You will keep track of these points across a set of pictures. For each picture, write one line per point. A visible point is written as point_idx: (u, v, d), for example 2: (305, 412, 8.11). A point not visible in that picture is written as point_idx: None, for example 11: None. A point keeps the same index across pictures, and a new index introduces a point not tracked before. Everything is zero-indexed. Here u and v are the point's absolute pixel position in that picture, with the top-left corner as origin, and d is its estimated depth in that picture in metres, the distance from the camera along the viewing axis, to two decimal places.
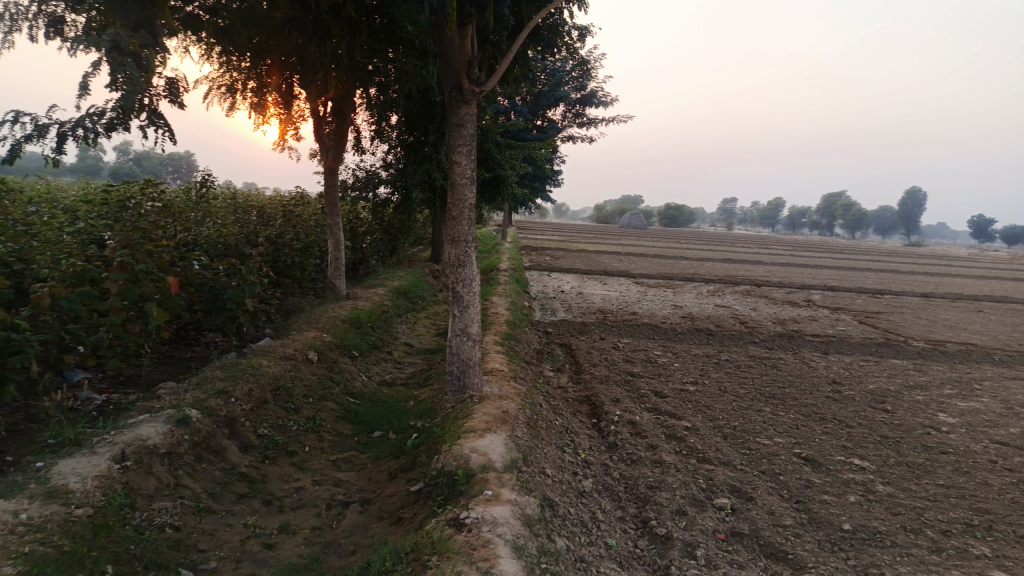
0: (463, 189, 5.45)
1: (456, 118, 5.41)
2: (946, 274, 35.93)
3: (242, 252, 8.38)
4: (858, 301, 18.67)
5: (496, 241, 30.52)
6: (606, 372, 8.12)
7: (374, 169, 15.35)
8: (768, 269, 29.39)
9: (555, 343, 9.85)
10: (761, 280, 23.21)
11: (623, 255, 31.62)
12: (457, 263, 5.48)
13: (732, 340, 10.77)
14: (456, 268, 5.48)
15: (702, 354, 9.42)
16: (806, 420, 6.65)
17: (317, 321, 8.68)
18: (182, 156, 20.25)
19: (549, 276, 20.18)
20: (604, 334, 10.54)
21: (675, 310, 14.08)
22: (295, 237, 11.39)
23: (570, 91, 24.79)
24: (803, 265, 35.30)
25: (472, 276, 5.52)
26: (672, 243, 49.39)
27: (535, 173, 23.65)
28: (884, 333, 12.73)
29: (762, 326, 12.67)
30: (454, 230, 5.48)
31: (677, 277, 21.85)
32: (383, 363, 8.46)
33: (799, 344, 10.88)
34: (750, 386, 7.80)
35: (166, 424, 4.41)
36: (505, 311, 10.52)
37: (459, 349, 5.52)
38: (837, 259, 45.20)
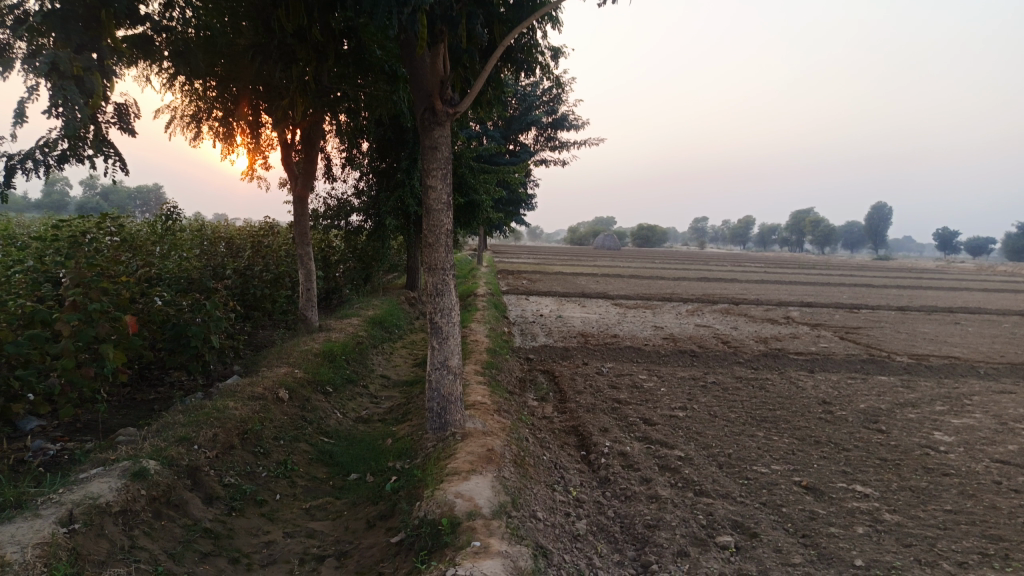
0: (439, 214, 5.17)
1: (430, 141, 5.15)
2: (917, 286, 36.30)
3: (208, 286, 8.00)
4: (837, 317, 18.64)
5: (472, 265, 30.24)
6: (591, 399, 7.84)
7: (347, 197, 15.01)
8: (744, 286, 29.42)
9: (537, 370, 9.56)
10: (739, 298, 23.17)
11: (599, 277, 31.48)
12: (434, 292, 5.18)
13: (717, 360, 10.57)
14: (434, 297, 5.19)
15: (688, 378, 9.18)
16: (801, 444, 6.41)
17: (288, 355, 8.30)
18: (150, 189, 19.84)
19: (527, 300, 19.92)
20: (586, 358, 10.27)
21: (656, 332, 13.87)
22: (265, 269, 11.02)
23: (541, 115, 24.78)
24: (778, 281, 35.45)
25: (451, 305, 5.22)
26: (647, 263, 49.58)
27: (509, 196, 23.48)
28: (866, 348, 12.62)
29: (745, 345, 12.50)
30: (430, 257, 5.18)
31: (655, 297, 21.73)
32: (359, 397, 8.10)
33: (784, 363, 10.70)
34: (740, 409, 7.56)
35: (120, 479, 4.02)
36: (484, 338, 10.22)
37: (439, 384, 5.20)
38: (810, 275, 45.60)
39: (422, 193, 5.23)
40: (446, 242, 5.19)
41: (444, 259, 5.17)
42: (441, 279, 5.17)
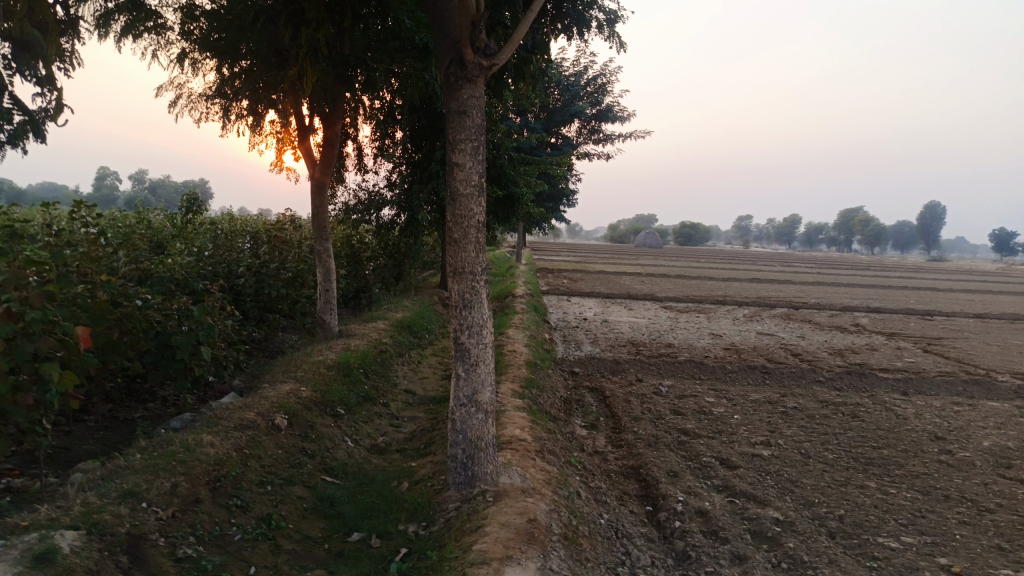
0: (469, 198, 3.93)
1: (457, 104, 3.90)
2: (988, 290, 33.75)
3: (205, 290, 6.90)
4: (911, 325, 16.85)
5: (511, 262, 28.93)
6: (652, 429, 6.52)
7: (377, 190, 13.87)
8: (801, 288, 27.52)
9: (584, 388, 8.25)
10: (797, 302, 21.49)
11: (645, 277, 30.03)
12: (462, 301, 3.94)
13: (792, 379, 9.13)
14: (460, 310, 3.95)
15: (763, 403, 7.76)
16: (929, 502, 5.01)
17: (296, 369, 7.13)
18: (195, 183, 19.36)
19: (569, 302, 18.57)
20: (640, 374, 8.91)
21: (714, 341, 12.42)
22: (283, 266, 9.94)
23: (585, 106, 23.36)
24: (833, 282, 33.41)
25: (482, 320, 3.98)
26: (692, 263, 47.71)
27: (551, 191, 22.11)
28: (960, 365, 10.97)
29: (820, 359, 10.97)
30: (456, 256, 3.95)
31: (707, 300, 20.20)
32: (378, 419, 6.90)
33: (870, 383, 9.17)
34: (837, 449, 6.15)
35: (13, 566, 2.86)
36: (524, 349, 8.98)
37: (465, 425, 3.96)
38: (868, 276, 43.17)
39: (447, 172, 3.99)
40: (476, 236, 3.95)
41: (476, 258, 3.95)
42: (472, 287, 3.94)
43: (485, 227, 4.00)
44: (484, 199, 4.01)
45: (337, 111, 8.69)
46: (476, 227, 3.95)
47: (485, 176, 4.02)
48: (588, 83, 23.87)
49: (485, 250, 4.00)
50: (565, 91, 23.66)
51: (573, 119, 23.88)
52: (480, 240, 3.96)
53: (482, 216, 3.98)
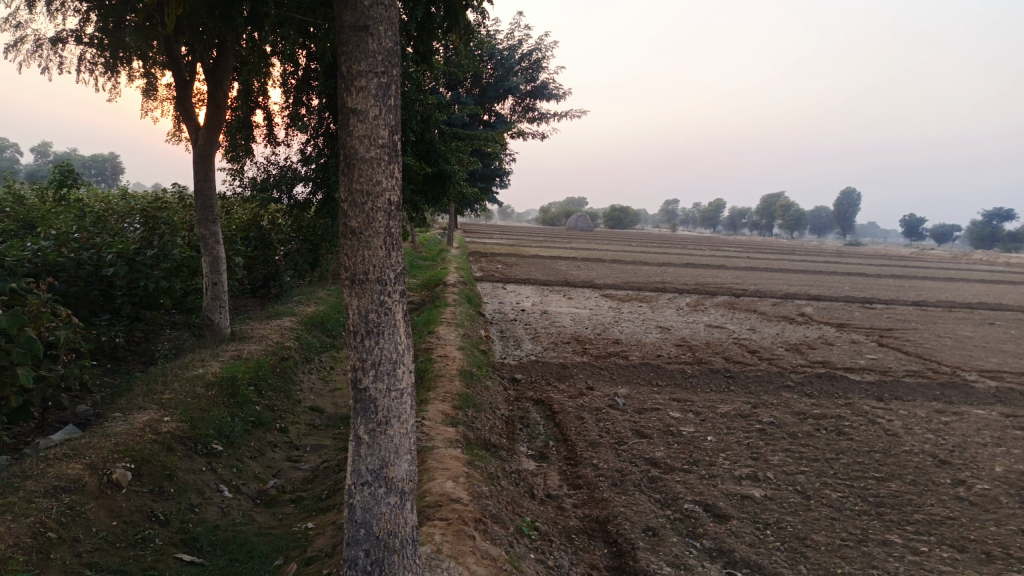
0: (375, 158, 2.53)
1: (354, 16, 2.48)
2: (912, 276, 34.33)
3: (30, 290, 5.27)
4: (856, 315, 16.35)
5: (440, 245, 27.40)
6: (614, 460, 5.32)
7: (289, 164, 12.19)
8: (737, 274, 27.07)
9: (527, 401, 6.98)
10: (737, 288, 20.88)
11: (581, 261, 29.10)
12: (366, 324, 2.57)
13: (759, 384, 8.12)
14: (362, 340, 2.58)
15: (736, 418, 6.66)
16: (973, 564, 3.96)
17: (164, 390, 5.59)
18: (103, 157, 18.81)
19: (503, 289, 17.31)
20: (590, 381, 7.70)
21: (663, 336, 11.38)
22: (165, 253, 8.26)
23: (519, 81, 22.01)
24: (766, 267, 33.30)
25: (395, 356, 2.63)
26: (622, 246, 47.24)
27: (483, 171, 20.69)
28: (924, 362, 10.25)
29: (779, 357, 10.05)
30: (355, 255, 2.56)
31: (647, 287, 19.34)
32: (270, 453, 5.46)
33: (842, 388, 8.24)
34: (837, 485, 5.07)
35: None
36: (456, 353, 7.65)
37: (369, 514, 2.63)
38: (796, 261, 43.60)
39: (338, 121, 2.56)
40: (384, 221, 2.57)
41: (388, 256, 2.59)
42: (380, 302, 2.58)
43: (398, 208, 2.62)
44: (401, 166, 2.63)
45: (225, 64, 7.08)
46: (382, 207, 2.56)
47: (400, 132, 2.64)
48: (523, 58, 22.51)
49: (398, 244, 2.64)
50: (498, 65, 22.08)
51: (507, 95, 22.50)
52: (389, 228, 2.59)
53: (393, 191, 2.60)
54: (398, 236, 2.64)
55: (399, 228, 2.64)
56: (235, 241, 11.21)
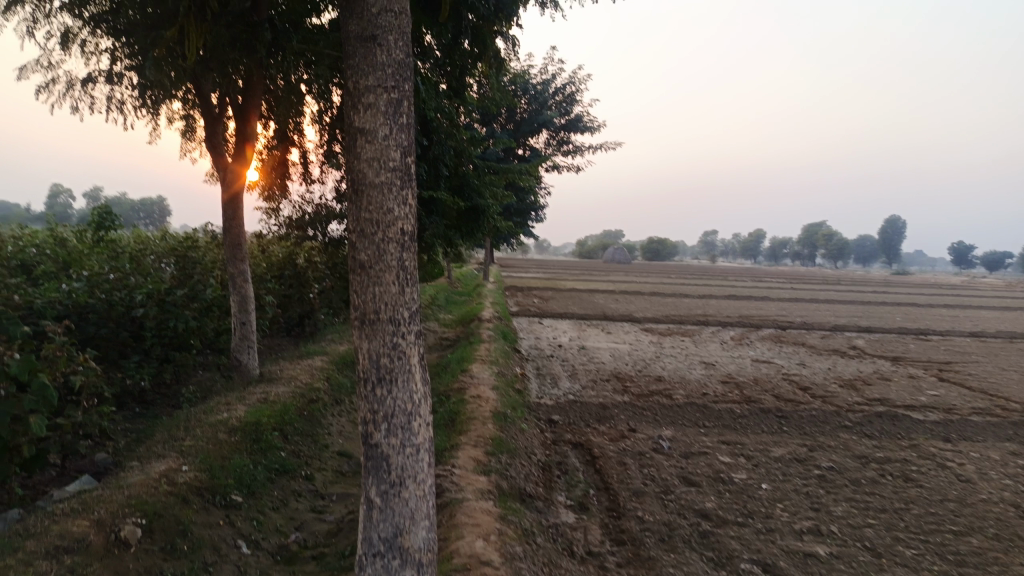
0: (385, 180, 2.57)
1: (361, 26, 2.60)
2: (966, 305, 32.95)
3: (50, 333, 5.14)
4: (911, 347, 15.57)
5: (477, 281, 27.16)
6: (660, 511, 4.90)
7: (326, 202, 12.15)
8: (782, 306, 26.27)
9: (565, 445, 6.61)
10: (782, 320, 20.17)
11: (619, 295, 28.61)
12: (379, 372, 2.57)
13: (814, 424, 7.60)
14: (376, 393, 2.57)
15: (791, 463, 6.18)
16: None
17: (185, 435, 5.37)
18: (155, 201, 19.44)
19: (541, 324, 16.97)
20: (632, 422, 7.29)
21: (708, 372, 10.88)
22: (196, 293, 8.16)
23: (553, 115, 21.90)
24: (811, 298, 32.33)
25: (408, 410, 2.62)
26: (661, 278, 46.63)
27: (519, 205, 20.57)
28: (992, 399, 9.56)
29: (833, 394, 9.48)
30: (366, 298, 2.56)
31: (688, 320, 18.78)
32: (293, 503, 5.18)
33: (905, 428, 7.66)
34: (910, 541, 4.56)
35: None
36: (490, 393, 7.32)
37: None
38: (842, 292, 42.35)
39: (347, 139, 2.63)
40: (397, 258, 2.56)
41: (401, 299, 2.58)
42: (393, 349, 2.57)
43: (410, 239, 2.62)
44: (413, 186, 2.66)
45: (253, 100, 7.07)
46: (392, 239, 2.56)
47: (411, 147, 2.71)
48: (557, 91, 22.48)
49: (412, 283, 2.64)
50: (532, 99, 22.08)
51: (541, 129, 22.40)
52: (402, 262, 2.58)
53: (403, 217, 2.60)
54: (411, 277, 2.62)
55: (412, 262, 2.64)
56: (268, 279, 11.09)
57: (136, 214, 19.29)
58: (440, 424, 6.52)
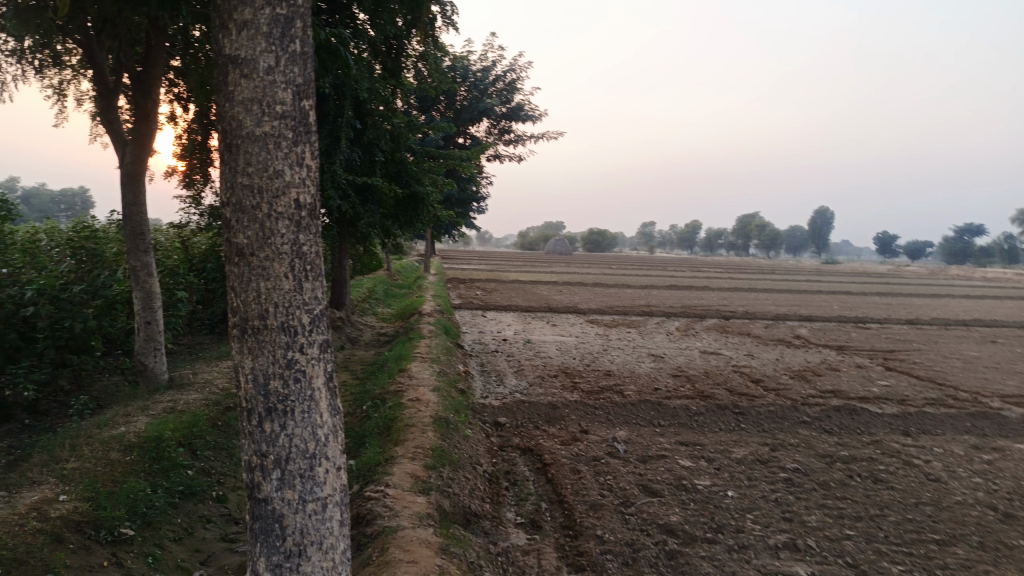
0: (274, 131, 2.52)
1: None
2: (897, 294, 33.81)
3: None
4: (854, 336, 15.58)
5: (418, 273, 26.23)
6: (622, 529, 4.37)
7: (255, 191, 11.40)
8: (724, 296, 26.27)
9: (513, 450, 6.05)
10: (726, 310, 20.08)
11: (562, 285, 28.19)
12: (276, 402, 2.54)
13: (772, 420, 7.24)
14: (270, 439, 2.55)
15: (754, 465, 5.76)
16: None
17: (70, 456, 4.57)
18: (78, 191, 18.04)
19: (483, 318, 16.34)
20: (584, 424, 6.79)
21: (658, 366, 10.48)
22: (97, 288, 7.27)
23: (494, 103, 21.24)
24: (750, 288, 32.60)
25: (306, 456, 2.59)
26: (603, 269, 46.55)
27: (460, 195, 20.00)
28: (941, 389, 9.43)
29: (786, 387, 9.19)
30: (250, 304, 2.53)
31: (633, 311, 18.47)
32: (201, 533, 4.44)
33: (864, 422, 7.37)
34: (894, 554, 4.15)
35: None
36: (430, 395, 6.71)
37: None
38: (778, 281, 43.07)
39: (219, 67, 2.57)
40: (288, 252, 2.54)
41: (295, 306, 2.56)
42: (291, 374, 2.55)
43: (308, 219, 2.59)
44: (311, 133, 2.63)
45: (154, 71, 6.29)
46: (281, 217, 2.52)
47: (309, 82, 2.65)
48: (497, 79, 21.81)
49: (309, 285, 2.60)
50: (472, 87, 21.39)
51: (482, 118, 21.73)
52: (293, 254, 2.55)
53: (294, 179, 2.55)
54: (305, 279, 2.58)
55: (309, 245, 2.60)
56: (187, 273, 10.14)
57: (55, 204, 17.81)
58: (373, 432, 5.88)
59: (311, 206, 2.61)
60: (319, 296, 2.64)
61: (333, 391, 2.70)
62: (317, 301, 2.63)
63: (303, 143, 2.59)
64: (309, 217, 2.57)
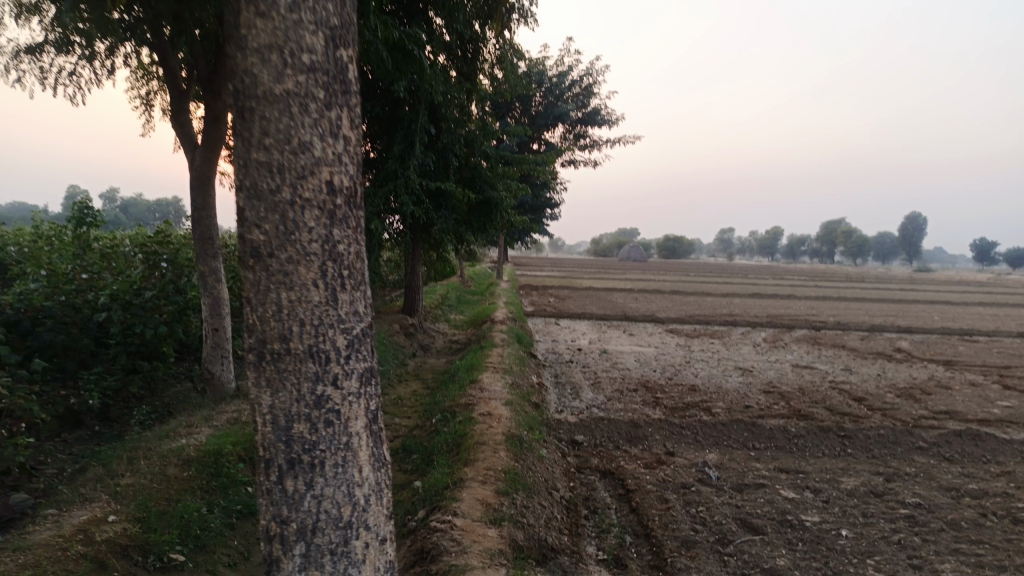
0: (304, 89, 2.23)
1: None
2: (1003, 304, 31.36)
3: None
4: (961, 350, 14.31)
5: (491, 280, 26.01)
6: (720, 573, 3.82)
7: None
8: (811, 305, 24.93)
9: (592, 473, 5.56)
10: (814, 320, 18.95)
11: (638, 293, 27.40)
12: (306, 454, 2.31)
13: (882, 445, 6.48)
14: (294, 500, 2.32)
15: (868, 498, 5.07)
16: None
17: (128, 471, 4.37)
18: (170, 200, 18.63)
19: (558, 326, 15.88)
20: (670, 445, 6.22)
21: (746, 380, 9.76)
22: (169, 294, 7.20)
23: (569, 107, 20.80)
24: (839, 297, 30.89)
25: (334, 524, 2.35)
26: (680, 276, 45.29)
27: (533, 200, 19.62)
28: None
29: (893, 406, 8.34)
30: (274, 327, 2.27)
31: (714, 321, 17.61)
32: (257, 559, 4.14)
33: (990, 449, 6.50)
34: None
35: None
36: (502, 409, 6.30)
37: None
38: (868, 289, 40.80)
39: (230, 5, 2.25)
40: (320, 261, 2.28)
41: (326, 329, 2.30)
42: (323, 417, 2.31)
43: (344, 204, 2.34)
44: (348, 91, 2.36)
45: (224, 73, 6.06)
46: (309, 206, 2.26)
47: (346, 23, 2.38)
48: (573, 84, 21.26)
49: (346, 299, 2.35)
50: (546, 92, 21.03)
51: (556, 123, 21.32)
52: (325, 269, 2.29)
53: (324, 152, 2.29)
54: (342, 295, 2.34)
55: (343, 242, 2.35)
56: None
57: (150, 213, 18.47)
58: (442, 450, 5.50)
59: (347, 191, 2.35)
60: (359, 318, 2.40)
61: (373, 436, 2.48)
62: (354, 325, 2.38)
63: (337, 105, 2.32)
64: (339, 208, 2.31)
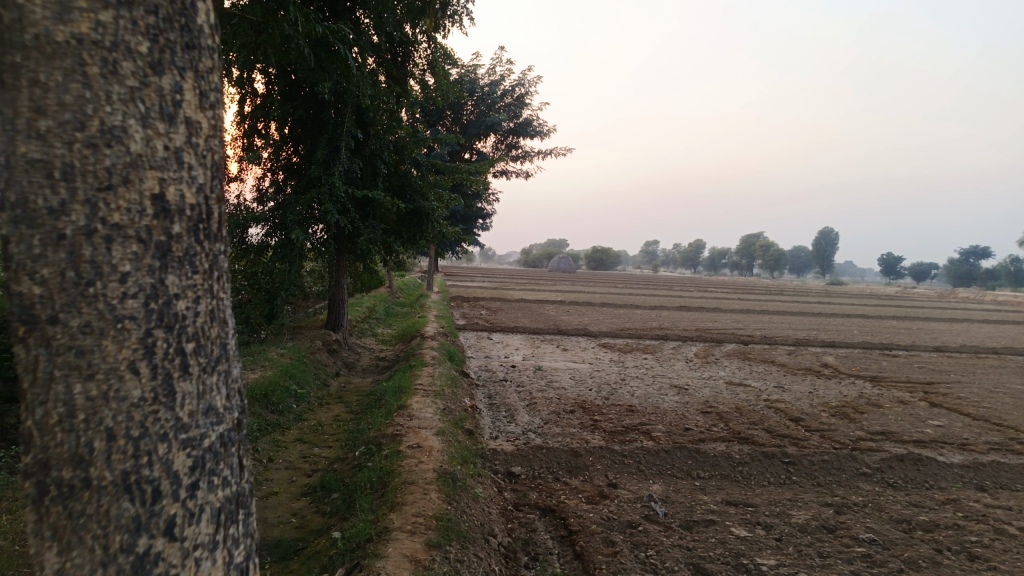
0: (112, 40, 1.66)
1: None
2: (914, 317, 32.74)
3: None
4: (884, 365, 14.61)
5: (420, 291, 25.34)
6: None
7: (248, 204, 10.63)
8: (737, 318, 25.30)
9: (531, 510, 5.12)
10: (743, 335, 19.10)
11: (569, 305, 27.21)
12: None
13: (827, 472, 6.28)
14: None
15: (821, 535, 4.80)
16: None
17: None
18: None
19: (489, 341, 15.41)
20: (612, 476, 5.84)
21: (683, 399, 9.53)
22: None
23: (501, 117, 20.43)
24: (763, 310, 31.60)
25: None
26: (609, 288, 45.63)
27: (464, 211, 19.14)
28: (1002, 432, 8.45)
29: (830, 427, 8.23)
30: (66, 445, 1.66)
31: (647, 335, 17.51)
32: None
33: (932, 474, 6.40)
34: None
35: None
36: (432, 439, 5.78)
37: None
38: (789, 302, 42.07)
39: None
40: (137, 328, 1.71)
41: (152, 448, 1.74)
42: None
43: (175, 232, 1.79)
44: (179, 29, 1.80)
45: None
46: (118, 238, 1.68)
47: None
48: (506, 94, 20.91)
49: (184, 399, 1.82)
50: (478, 101, 20.60)
51: (488, 132, 20.91)
52: (147, 342, 1.73)
53: (144, 145, 1.73)
54: (177, 387, 1.80)
55: (181, 295, 1.81)
56: None
57: None
58: (366, 491, 4.95)
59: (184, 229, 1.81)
60: (207, 425, 1.89)
61: None
62: (196, 439, 1.85)
63: (169, 70, 1.77)
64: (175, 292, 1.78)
